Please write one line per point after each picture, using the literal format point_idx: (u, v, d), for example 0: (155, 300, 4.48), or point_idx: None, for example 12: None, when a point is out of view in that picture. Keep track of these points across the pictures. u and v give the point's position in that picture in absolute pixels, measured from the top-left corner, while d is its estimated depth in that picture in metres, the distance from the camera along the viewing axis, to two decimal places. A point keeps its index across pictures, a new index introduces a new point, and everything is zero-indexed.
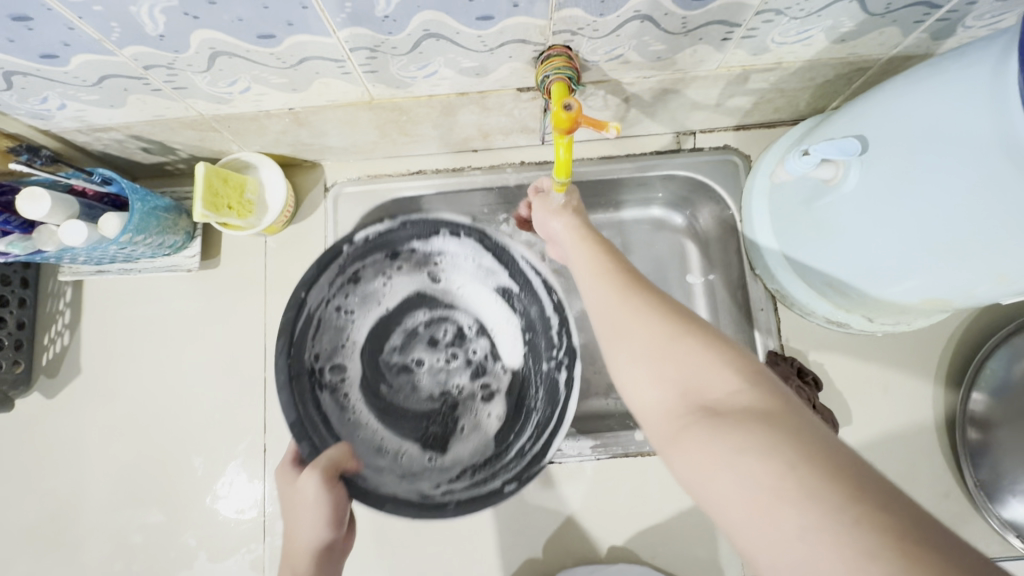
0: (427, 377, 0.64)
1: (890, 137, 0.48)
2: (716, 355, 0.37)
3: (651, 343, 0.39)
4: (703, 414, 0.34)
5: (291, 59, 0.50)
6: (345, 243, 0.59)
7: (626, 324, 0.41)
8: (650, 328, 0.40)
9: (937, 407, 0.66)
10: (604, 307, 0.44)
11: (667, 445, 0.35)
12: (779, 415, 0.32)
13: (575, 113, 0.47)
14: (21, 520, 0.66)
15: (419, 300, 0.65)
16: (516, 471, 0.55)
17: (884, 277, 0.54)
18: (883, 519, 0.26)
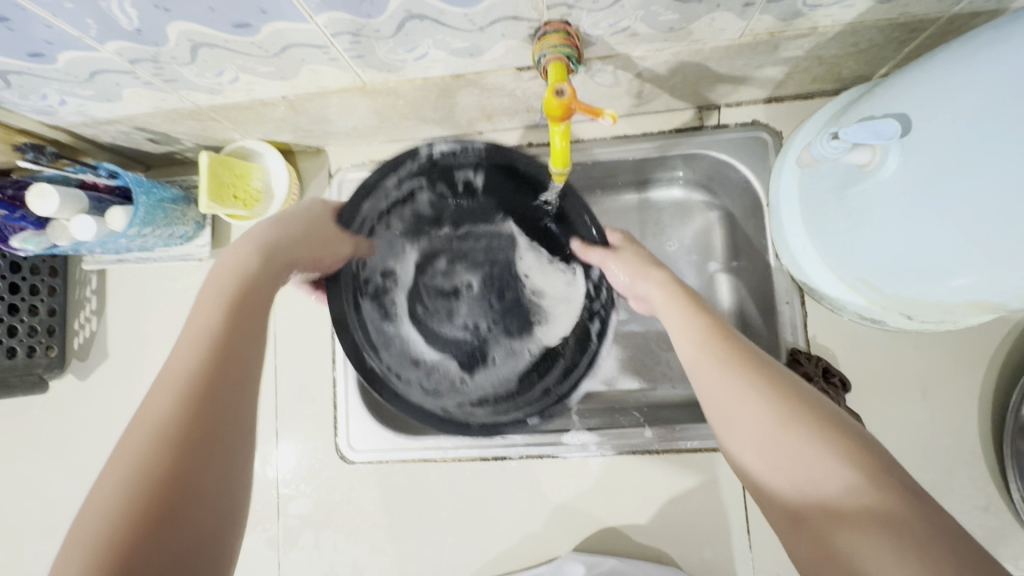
0: (467, 310, 0.63)
1: (937, 118, 0.42)
2: (826, 438, 0.34)
3: (759, 425, 0.36)
4: (821, 513, 0.32)
5: (273, 48, 0.47)
6: (407, 158, 0.57)
7: (730, 394, 0.39)
8: (745, 412, 0.38)
9: (984, 409, 0.60)
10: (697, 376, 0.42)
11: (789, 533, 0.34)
12: (896, 508, 0.30)
13: (568, 99, 0.42)
14: (63, 490, 0.72)
15: (473, 226, 0.64)
16: (539, 406, 0.55)
17: (924, 276, 0.48)
18: None
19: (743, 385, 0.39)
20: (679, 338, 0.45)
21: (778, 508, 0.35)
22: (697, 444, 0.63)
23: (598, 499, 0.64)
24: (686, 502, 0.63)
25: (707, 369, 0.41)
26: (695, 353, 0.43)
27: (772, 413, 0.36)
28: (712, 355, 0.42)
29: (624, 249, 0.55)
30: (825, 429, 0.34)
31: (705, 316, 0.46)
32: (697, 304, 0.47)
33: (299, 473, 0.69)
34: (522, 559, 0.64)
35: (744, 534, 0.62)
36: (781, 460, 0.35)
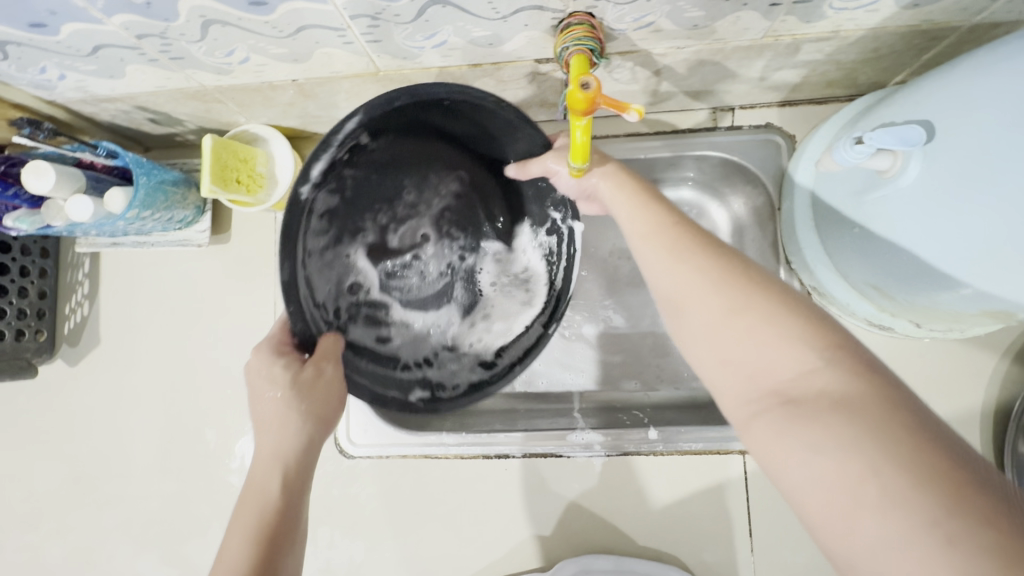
0: (433, 253, 0.58)
1: (961, 126, 0.42)
2: (783, 327, 0.34)
3: (717, 320, 0.36)
4: (779, 404, 0.32)
5: (288, 28, 0.46)
6: (303, 187, 0.48)
7: (687, 289, 0.38)
8: (701, 299, 0.37)
9: (985, 419, 0.60)
10: (651, 274, 0.41)
11: (743, 430, 0.34)
12: (857, 391, 0.30)
13: (593, 93, 0.42)
14: (50, 480, 0.69)
15: (416, 189, 0.55)
16: (550, 313, 0.56)
17: (935, 285, 0.48)
18: (975, 532, 0.25)
19: (697, 271, 0.38)
20: (633, 234, 0.43)
21: (727, 392, 0.36)
22: (700, 446, 0.62)
23: (601, 500, 0.64)
24: (690, 504, 0.63)
25: (662, 257, 0.40)
26: (649, 244, 0.42)
27: (723, 299, 0.36)
28: (666, 247, 0.41)
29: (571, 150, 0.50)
30: (779, 315, 0.34)
31: (660, 206, 0.44)
32: (650, 194, 0.45)
33: None
34: (523, 558, 0.64)
35: (745, 537, 0.62)
36: (734, 344, 0.35)
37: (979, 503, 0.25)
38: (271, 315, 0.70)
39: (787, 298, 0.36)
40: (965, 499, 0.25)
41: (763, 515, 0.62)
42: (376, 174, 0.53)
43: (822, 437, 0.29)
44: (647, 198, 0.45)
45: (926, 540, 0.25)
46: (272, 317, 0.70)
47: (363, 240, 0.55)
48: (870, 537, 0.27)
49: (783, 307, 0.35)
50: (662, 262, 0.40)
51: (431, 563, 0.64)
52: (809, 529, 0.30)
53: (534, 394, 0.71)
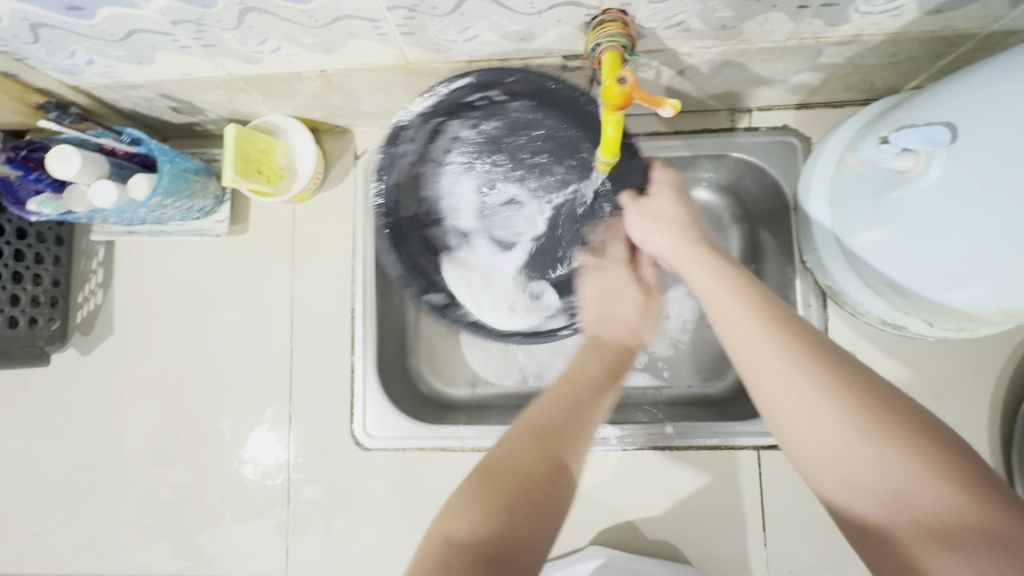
0: (526, 213, 0.65)
1: (985, 128, 0.43)
2: (908, 446, 0.34)
3: (833, 434, 0.36)
4: (909, 528, 0.33)
5: (324, 18, 0.46)
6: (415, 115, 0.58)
7: (798, 398, 0.38)
8: (799, 390, 0.38)
9: (994, 418, 0.62)
10: (751, 373, 0.41)
11: (865, 545, 0.35)
12: (992, 522, 0.31)
13: (629, 88, 0.43)
14: (61, 470, 0.69)
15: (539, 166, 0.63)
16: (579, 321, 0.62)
17: (952, 284, 0.49)
18: None
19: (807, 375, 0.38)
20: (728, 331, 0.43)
21: (846, 504, 0.36)
22: (715, 442, 0.63)
23: (617, 495, 0.64)
24: (705, 499, 0.63)
25: (765, 364, 0.40)
26: (747, 333, 0.41)
27: (834, 398, 0.37)
28: (770, 347, 0.40)
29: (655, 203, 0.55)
30: (902, 429, 0.35)
31: (755, 300, 0.43)
32: (737, 281, 0.45)
33: (313, 458, 0.67)
34: (538, 552, 0.64)
35: (759, 532, 0.62)
36: (856, 463, 0.35)
37: None
38: (288, 307, 0.70)
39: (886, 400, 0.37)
40: None
41: (777, 510, 0.63)
42: (513, 136, 0.61)
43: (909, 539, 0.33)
44: (741, 285, 0.45)
45: None
46: (288, 309, 0.70)
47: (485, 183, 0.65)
48: None
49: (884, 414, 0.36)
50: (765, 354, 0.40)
51: None
52: None
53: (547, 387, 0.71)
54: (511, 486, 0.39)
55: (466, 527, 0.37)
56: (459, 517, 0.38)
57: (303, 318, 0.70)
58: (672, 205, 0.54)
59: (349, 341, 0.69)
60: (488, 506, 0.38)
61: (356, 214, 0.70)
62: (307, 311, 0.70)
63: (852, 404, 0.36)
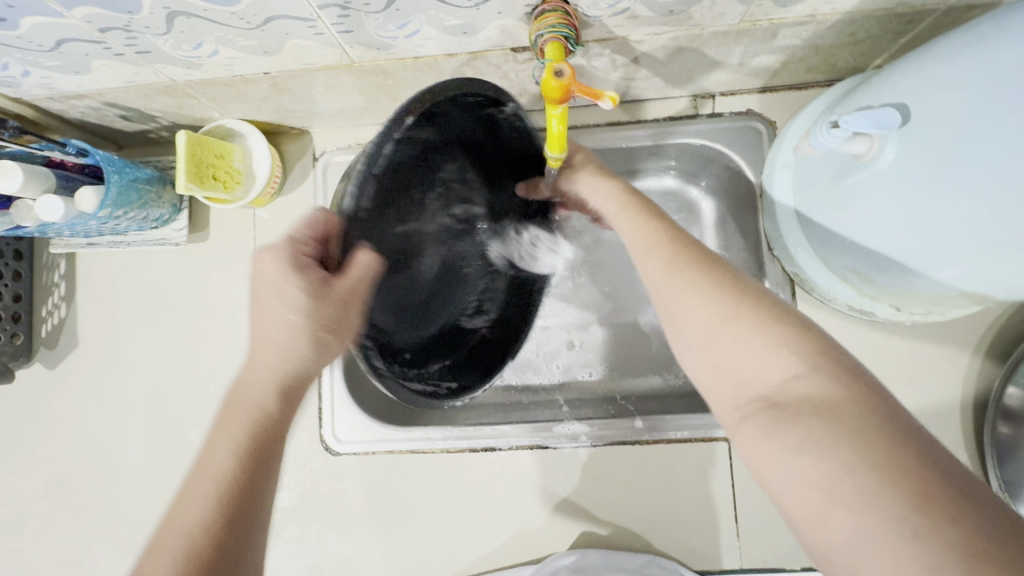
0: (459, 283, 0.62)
1: (936, 105, 0.41)
2: (771, 334, 0.35)
3: (706, 323, 0.38)
4: (765, 408, 0.34)
5: (255, 19, 0.45)
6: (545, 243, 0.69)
7: (679, 304, 0.40)
8: (699, 309, 0.38)
9: (966, 400, 0.61)
10: (652, 289, 0.42)
11: (732, 433, 0.36)
12: (841, 404, 0.31)
13: (567, 81, 0.41)
14: (33, 484, 0.69)
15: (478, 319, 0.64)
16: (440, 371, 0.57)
17: (912, 266, 0.48)
18: (891, 461, 0.29)
19: (699, 277, 0.40)
20: (634, 246, 0.45)
21: (718, 394, 0.37)
22: (686, 435, 0.63)
23: (590, 490, 0.64)
24: (676, 490, 0.63)
25: (659, 280, 0.42)
26: (648, 254, 0.43)
27: (727, 305, 0.38)
28: (664, 260, 0.42)
29: (585, 175, 0.51)
30: (767, 321, 0.36)
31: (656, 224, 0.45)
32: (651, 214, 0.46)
33: (284, 465, 0.67)
34: (512, 551, 0.64)
35: (732, 523, 0.62)
36: (724, 352, 0.37)
37: (893, 446, 0.29)
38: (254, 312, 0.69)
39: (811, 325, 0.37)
40: (874, 438, 0.30)
41: (749, 501, 0.62)
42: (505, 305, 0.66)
43: (884, 460, 0.29)
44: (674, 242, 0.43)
45: (857, 478, 0.29)
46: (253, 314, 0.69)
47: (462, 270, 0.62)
48: (814, 489, 0.30)
49: (776, 306, 0.37)
50: (702, 306, 0.38)
51: (419, 559, 0.64)
52: (789, 519, 0.32)
53: (524, 385, 0.72)
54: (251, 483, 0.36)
55: (205, 523, 0.34)
56: (194, 526, 0.34)
57: None
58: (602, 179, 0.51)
59: None
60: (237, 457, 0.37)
61: None
62: None
63: (735, 316, 0.37)
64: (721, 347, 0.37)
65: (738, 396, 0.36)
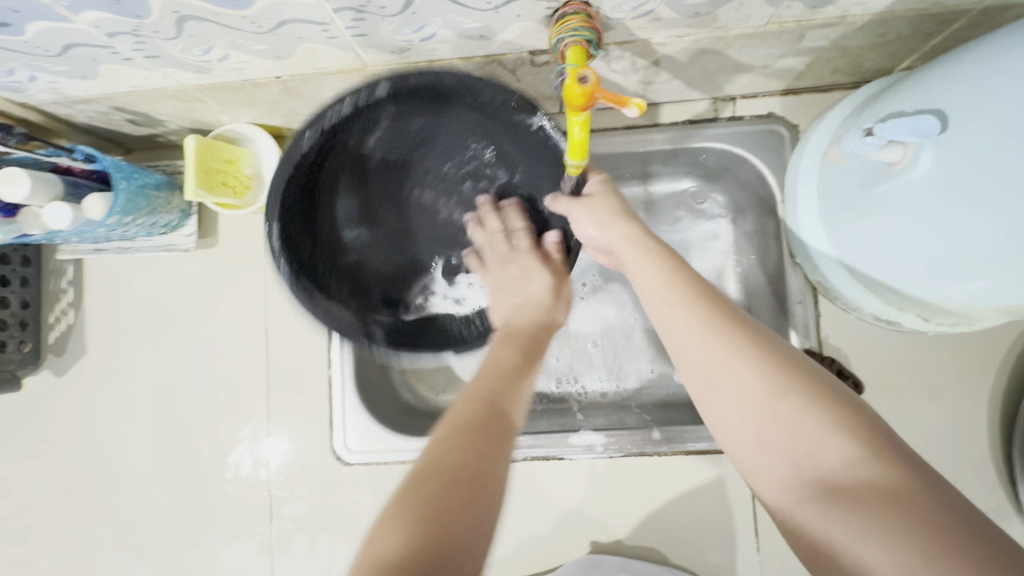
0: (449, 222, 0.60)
1: (977, 113, 0.40)
2: (822, 410, 0.34)
3: (748, 397, 0.37)
4: (821, 490, 0.33)
5: (268, 23, 0.43)
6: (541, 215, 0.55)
7: (720, 371, 0.38)
8: (744, 382, 0.37)
9: (993, 412, 0.59)
10: (682, 347, 0.40)
11: (784, 514, 0.35)
12: (907, 489, 0.30)
13: (592, 88, 0.40)
14: (41, 492, 0.68)
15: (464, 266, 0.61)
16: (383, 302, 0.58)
17: (946, 279, 0.46)
18: (958, 548, 0.28)
19: (729, 346, 0.38)
20: (652, 296, 0.43)
21: (765, 471, 0.36)
22: (706, 446, 0.61)
23: (606, 503, 0.63)
24: (694, 503, 0.62)
25: (693, 338, 0.39)
26: (674, 308, 0.41)
27: (768, 377, 0.36)
28: (698, 315, 0.40)
29: (595, 197, 0.48)
30: (819, 396, 0.35)
31: (689, 274, 0.43)
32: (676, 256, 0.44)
33: (295, 474, 0.66)
34: (526, 563, 0.63)
35: (751, 537, 0.61)
36: (779, 428, 0.35)
37: (957, 536, 0.28)
38: (263, 320, 0.68)
39: (850, 399, 0.35)
40: (938, 526, 0.29)
41: (770, 515, 0.61)
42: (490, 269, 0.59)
43: (944, 548, 0.28)
44: (703, 296, 0.41)
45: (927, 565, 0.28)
46: (263, 321, 0.68)
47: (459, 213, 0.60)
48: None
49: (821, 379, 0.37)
50: (748, 373, 0.37)
51: None
52: None
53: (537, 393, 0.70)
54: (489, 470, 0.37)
55: (423, 514, 0.34)
56: (403, 548, 0.33)
57: (278, 331, 0.68)
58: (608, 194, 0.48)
59: (325, 352, 0.67)
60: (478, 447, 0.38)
61: None
62: (281, 323, 0.68)
63: (781, 386, 0.36)
64: (753, 420, 0.36)
65: (783, 477, 0.35)
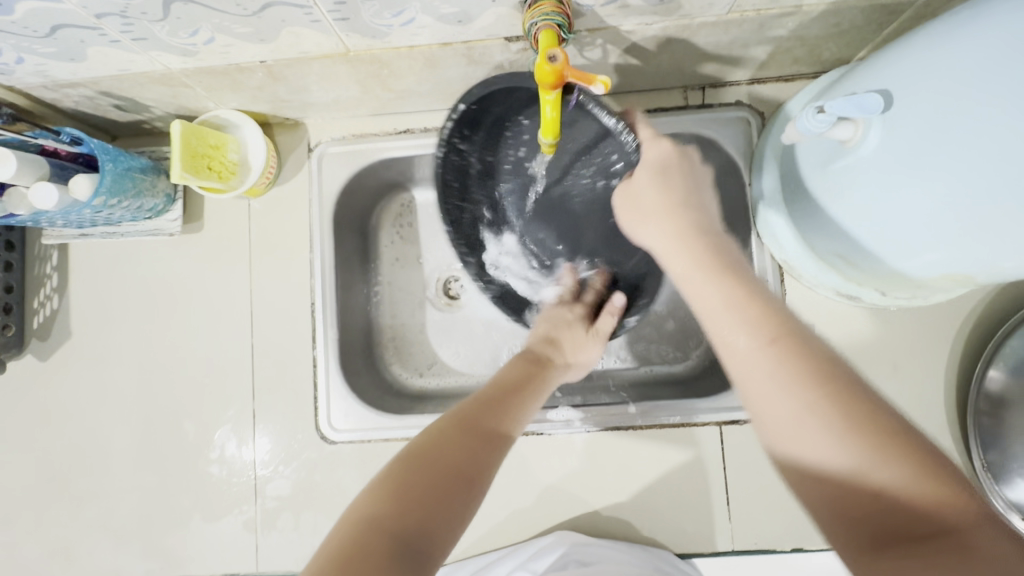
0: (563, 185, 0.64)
1: (918, 90, 0.42)
2: (883, 446, 0.33)
3: (799, 425, 0.35)
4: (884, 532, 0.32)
5: (252, 6, 0.45)
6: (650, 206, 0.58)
7: (773, 397, 0.37)
8: (788, 408, 0.36)
9: (949, 383, 0.63)
10: (740, 367, 0.40)
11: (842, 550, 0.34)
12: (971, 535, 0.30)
13: (560, 66, 0.43)
14: (25, 477, 0.68)
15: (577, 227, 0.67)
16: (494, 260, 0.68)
17: (898, 248, 0.49)
18: None
19: (775, 366, 0.38)
20: (710, 309, 0.43)
21: (816, 504, 0.35)
22: (679, 419, 0.64)
23: (585, 476, 0.65)
24: (669, 475, 0.64)
25: (753, 355, 0.39)
26: (728, 322, 0.41)
27: (813, 393, 0.35)
28: (750, 333, 0.40)
29: (646, 198, 0.51)
30: (875, 428, 0.33)
31: (740, 288, 0.42)
32: (733, 267, 0.45)
33: (280, 453, 0.67)
34: (507, 537, 0.64)
35: (723, 506, 0.63)
36: (832, 466, 0.34)
37: None
38: (249, 303, 0.69)
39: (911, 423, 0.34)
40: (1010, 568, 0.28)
41: (741, 485, 0.63)
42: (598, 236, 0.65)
43: None
44: (756, 310, 0.41)
45: None
46: (249, 304, 0.69)
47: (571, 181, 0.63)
48: None
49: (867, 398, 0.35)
50: (795, 398, 0.36)
51: None
52: None
53: None
54: (474, 465, 0.43)
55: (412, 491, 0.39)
56: (376, 514, 0.37)
57: (263, 314, 0.69)
58: (651, 190, 0.51)
59: (310, 334, 0.68)
60: (467, 444, 0.44)
61: (312, 206, 0.70)
62: (267, 306, 0.69)
63: (821, 410, 0.35)
64: (807, 445, 0.35)
65: (844, 515, 0.34)
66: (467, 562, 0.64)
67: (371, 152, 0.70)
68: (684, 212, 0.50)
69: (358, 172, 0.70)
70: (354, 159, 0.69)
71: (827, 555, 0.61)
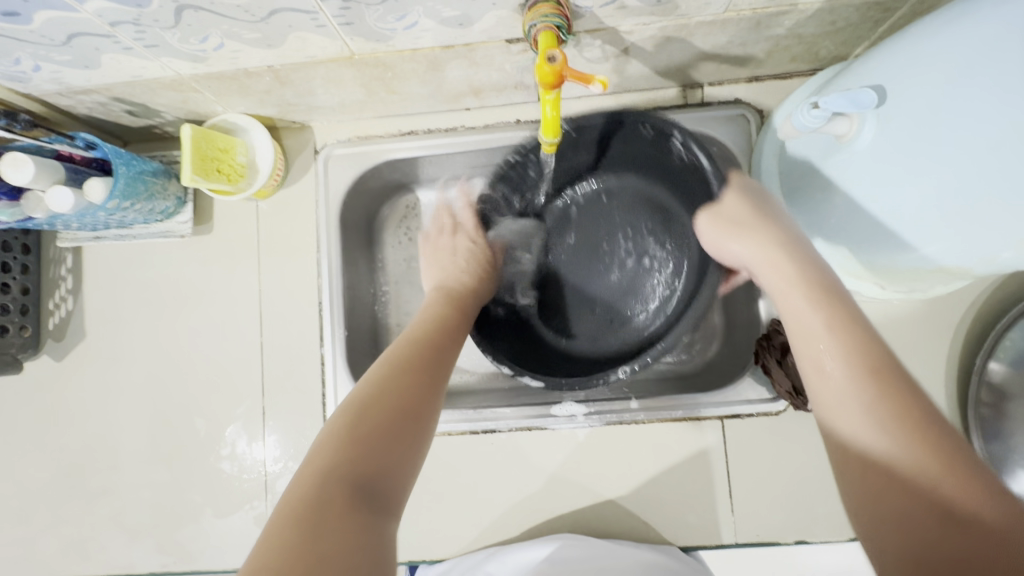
0: (626, 241, 0.71)
1: (910, 85, 0.43)
2: (933, 462, 0.37)
3: (862, 431, 0.40)
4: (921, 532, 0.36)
5: (260, 12, 0.47)
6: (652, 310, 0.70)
7: (847, 404, 0.41)
8: (852, 419, 0.41)
9: (951, 376, 0.63)
10: (808, 365, 0.45)
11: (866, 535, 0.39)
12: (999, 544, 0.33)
13: (560, 66, 0.44)
14: (42, 475, 0.70)
15: (605, 286, 0.72)
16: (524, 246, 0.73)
17: (895, 243, 0.50)
18: None
19: (854, 378, 0.42)
20: (796, 323, 0.47)
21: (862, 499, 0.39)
22: (682, 413, 0.64)
23: (589, 470, 0.66)
24: (672, 469, 0.65)
25: (831, 363, 0.43)
26: (819, 335, 0.45)
27: (883, 408, 0.40)
28: (841, 345, 0.43)
29: (745, 222, 0.56)
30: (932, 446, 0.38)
31: (828, 304, 0.46)
32: (830, 293, 0.47)
33: (289, 450, 0.68)
34: (513, 531, 0.65)
35: (726, 500, 0.64)
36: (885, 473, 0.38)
37: None
38: (258, 303, 0.71)
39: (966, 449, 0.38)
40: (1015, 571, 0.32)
41: (744, 479, 0.64)
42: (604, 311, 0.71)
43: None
44: (847, 335, 0.44)
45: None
46: (257, 304, 0.71)
47: (627, 254, 0.71)
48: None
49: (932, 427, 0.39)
50: (863, 409, 0.40)
51: (423, 541, 0.66)
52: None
53: None
54: (422, 406, 0.46)
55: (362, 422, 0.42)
56: (333, 454, 0.40)
57: (272, 313, 0.71)
58: (741, 208, 0.57)
59: (317, 332, 0.70)
60: (410, 379, 0.48)
61: (318, 207, 0.71)
62: (276, 306, 0.71)
63: (889, 420, 0.39)
64: (867, 443, 0.40)
65: (883, 514, 0.38)
66: (469, 556, 0.63)
67: (376, 153, 0.71)
68: (777, 227, 0.55)
69: (363, 174, 0.71)
70: (359, 160, 0.71)
71: (830, 547, 0.62)
